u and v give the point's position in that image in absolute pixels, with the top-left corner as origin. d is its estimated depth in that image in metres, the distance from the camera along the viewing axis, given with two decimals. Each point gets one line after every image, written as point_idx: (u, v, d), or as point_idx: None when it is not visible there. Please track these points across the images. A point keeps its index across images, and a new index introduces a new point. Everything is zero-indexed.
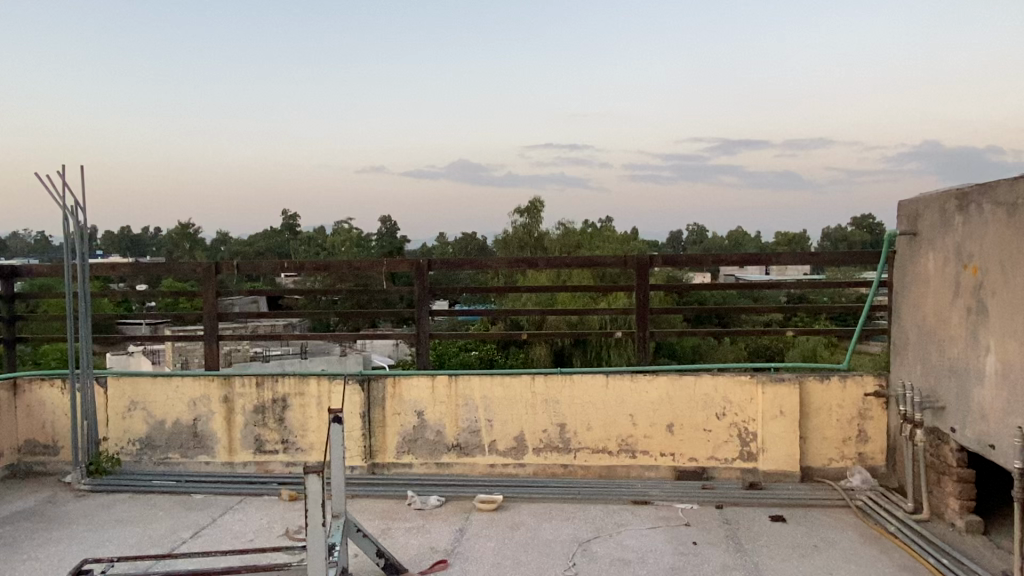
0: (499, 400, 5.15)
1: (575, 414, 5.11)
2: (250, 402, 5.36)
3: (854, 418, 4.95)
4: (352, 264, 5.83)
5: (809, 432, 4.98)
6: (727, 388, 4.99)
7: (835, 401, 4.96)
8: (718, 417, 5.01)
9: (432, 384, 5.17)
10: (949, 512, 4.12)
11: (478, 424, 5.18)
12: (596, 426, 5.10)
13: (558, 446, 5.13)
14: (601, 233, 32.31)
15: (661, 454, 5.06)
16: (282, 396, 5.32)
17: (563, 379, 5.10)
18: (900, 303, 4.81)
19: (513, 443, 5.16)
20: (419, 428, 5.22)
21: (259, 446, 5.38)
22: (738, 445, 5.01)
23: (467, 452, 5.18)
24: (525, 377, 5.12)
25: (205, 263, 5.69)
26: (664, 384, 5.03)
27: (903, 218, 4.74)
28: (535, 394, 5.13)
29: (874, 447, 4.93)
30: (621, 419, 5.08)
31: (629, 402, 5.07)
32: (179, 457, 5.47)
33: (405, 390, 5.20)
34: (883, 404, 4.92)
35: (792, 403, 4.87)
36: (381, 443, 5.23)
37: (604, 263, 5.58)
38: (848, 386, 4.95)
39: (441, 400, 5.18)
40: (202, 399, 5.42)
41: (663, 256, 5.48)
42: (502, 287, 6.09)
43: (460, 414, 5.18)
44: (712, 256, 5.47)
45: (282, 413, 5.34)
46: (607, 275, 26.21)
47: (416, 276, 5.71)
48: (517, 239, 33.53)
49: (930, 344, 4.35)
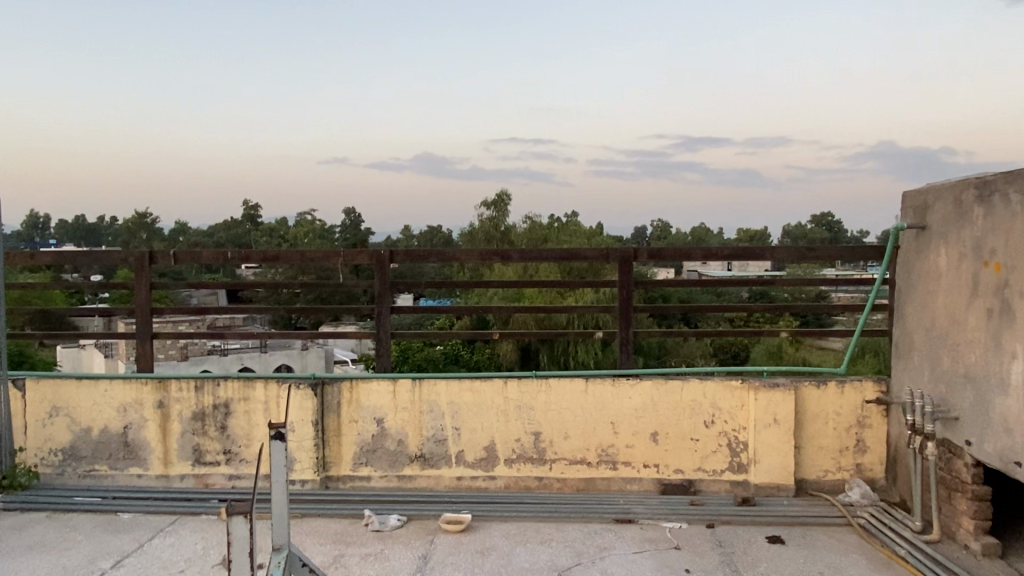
0: (467, 406, 4.67)
1: (551, 422, 4.65)
2: (188, 409, 4.80)
3: (851, 427, 4.58)
4: (306, 254, 5.25)
5: (804, 442, 4.59)
6: (716, 394, 4.58)
7: (832, 408, 4.58)
8: (706, 425, 4.59)
9: (393, 389, 4.67)
10: (962, 532, 3.76)
11: (444, 432, 4.68)
12: (574, 435, 4.64)
13: (532, 457, 4.67)
14: (568, 227, 31.96)
15: (644, 466, 4.63)
16: (224, 401, 4.77)
17: (539, 384, 4.63)
18: (904, 303, 4.44)
19: (483, 454, 4.68)
20: (379, 438, 4.70)
21: (198, 457, 4.82)
22: (727, 455, 4.60)
23: (432, 464, 4.69)
24: (497, 381, 4.65)
25: (138, 252, 5.03)
26: (650, 389, 4.61)
27: (909, 211, 4.37)
28: (507, 400, 4.66)
29: (872, 458, 4.57)
30: (601, 428, 4.64)
31: (611, 409, 4.63)
32: (107, 469, 4.89)
33: (364, 395, 4.69)
34: (883, 412, 4.56)
35: (787, 410, 4.47)
36: (336, 453, 4.71)
37: (584, 256, 5.06)
38: (846, 392, 4.57)
39: (404, 406, 4.68)
40: (134, 405, 4.84)
41: (648, 249, 4.99)
42: (471, 282, 5.57)
43: (425, 422, 4.68)
44: (702, 250, 4.95)
45: (223, 420, 4.78)
46: (574, 270, 26.02)
47: (377, 269, 5.15)
48: (484, 232, 32.99)
49: (941, 349, 3.98)
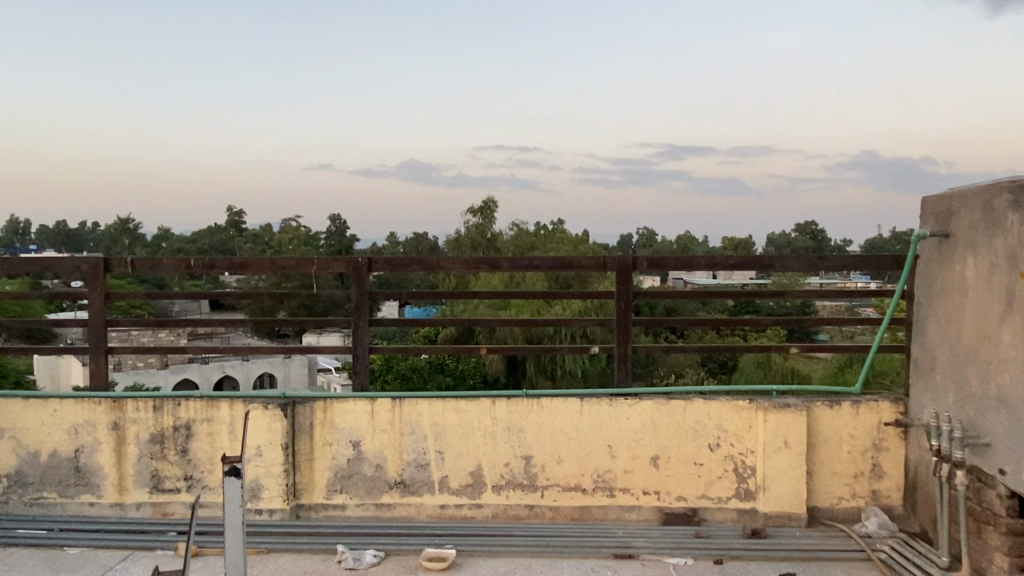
0: (452, 428, 4.28)
1: (543, 445, 4.28)
2: (146, 430, 4.40)
3: (867, 450, 4.25)
4: (274, 262, 4.72)
5: (816, 466, 4.25)
6: (722, 415, 4.23)
7: (846, 430, 4.24)
8: (710, 449, 4.24)
9: (371, 410, 4.29)
10: (994, 570, 3.42)
11: (426, 457, 4.30)
12: (568, 459, 4.27)
13: (522, 483, 4.29)
14: (555, 235, 31.63)
15: (644, 493, 4.27)
16: (185, 423, 4.37)
17: (529, 404, 4.27)
18: (925, 317, 4.12)
19: (468, 481, 4.30)
20: (355, 463, 4.31)
21: (156, 484, 4.41)
22: (734, 481, 4.25)
23: (413, 491, 4.30)
24: (484, 401, 4.27)
25: (92, 258, 4.58)
26: (650, 410, 4.25)
27: (931, 218, 4.05)
28: (495, 422, 4.28)
29: (889, 484, 4.25)
30: (598, 452, 4.27)
31: (609, 432, 4.26)
32: (56, 497, 4.46)
33: (339, 416, 4.30)
34: (900, 435, 4.23)
35: (798, 433, 4.13)
36: (308, 480, 4.32)
37: (579, 265, 4.64)
38: (861, 412, 4.23)
39: (383, 428, 4.29)
40: (86, 426, 4.42)
41: (649, 257, 4.56)
42: (457, 292, 5.17)
43: (405, 445, 4.30)
44: (706, 258, 4.56)
45: (184, 443, 4.38)
46: (561, 278, 25.74)
47: (354, 277, 4.74)
48: (470, 240, 32.59)
49: (969, 368, 3.65)
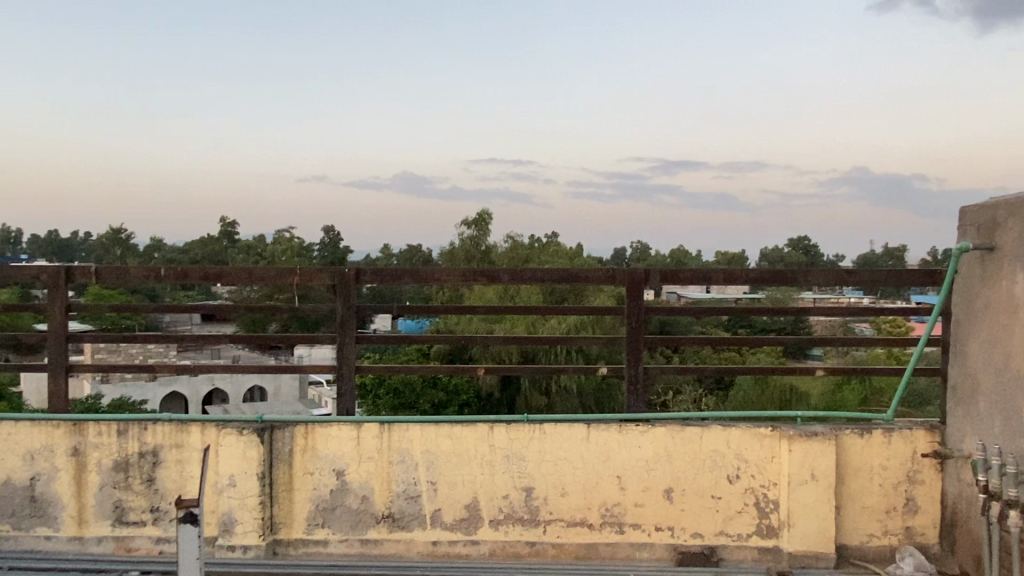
0: (446, 457, 3.90)
1: (546, 476, 3.89)
2: (109, 457, 4.00)
3: (899, 483, 3.89)
4: (253, 274, 4.31)
5: (845, 501, 3.87)
6: (742, 444, 3.86)
7: (876, 461, 3.88)
8: (729, 481, 3.87)
9: (357, 436, 3.91)
10: None
11: (417, 488, 3.91)
12: (574, 492, 3.89)
13: (522, 518, 3.90)
14: (550, 248, 31.31)
15: (656, 529, 3.88)
16: (152, 449, 3.98)
17: (531, 431, 3.90)
18: (964, 339, 3.76)
19: (463, 515, 3.91)
20: (339, 494, 3.92)
21: (119, 516, 4.00)
22: (754, 517, 3.87)
23: (402, 526, 3.90)
24: (481, 427, 3.90)
25: (52, 267, 4.19)
26: (663, 437, 3.88)
27: (971, 229, 3.71)
28: (493, 450, 3.90)
29: (924, 520, 3.88)
30: (605, 483, 3.89)
31: (617, 461, 3.88)
32: (8, 530, 4.04)
33: (322, 443, 3.92)
34: (936, 467, 3.87)
35: (826, 465, 3.76)
36: (286, 513, 3.92)
37: (586, 278, 4.26)
38: (893, 442, 3.88)
39: (369, 456, 3.91)
40: (43, 451, 4.02)
41: (661, 270, 4.16)
42: (452, 307, 4.78)
43: (394, 475, 3.91)
44: (725, 272, 4.17)
45: (151, 471, 3.98)
46: (556, 292, 25.48)
47: (340, 290, 4.33)
48: (464, 252, 32.21)
49: (1020, 394, 3.29)
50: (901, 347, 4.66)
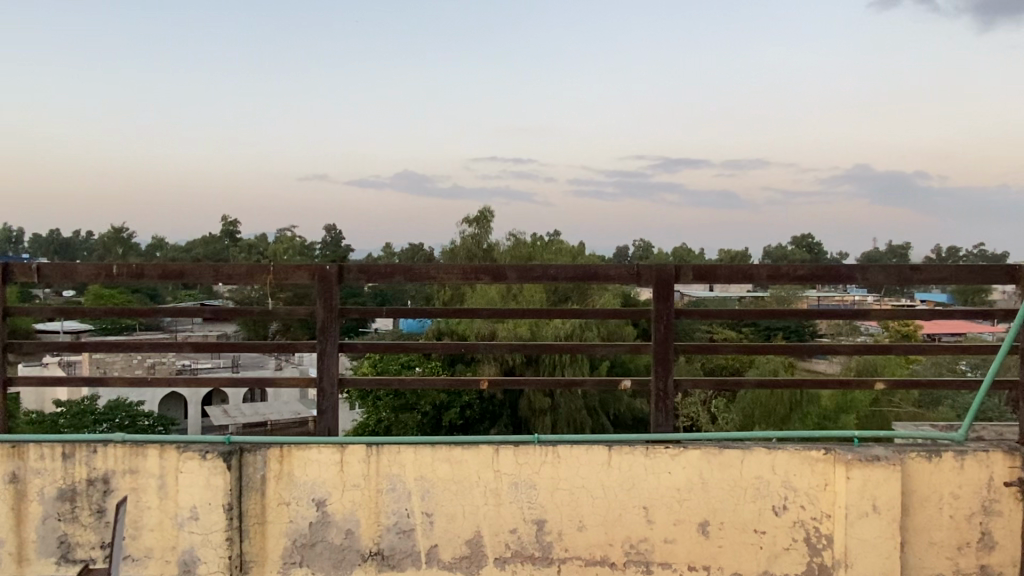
0: (445, 485, 3.35)
1: (560, 507, 3.34)
2: (54, 484, 3.45)
3: (974, 514, 3.32)
4: (220, 272, 3.73)
5: (911, 535, 3.31)
6: (791, 469, 3.31)
7: (947, 488, 3.32)
8: (774, 512, 3.31)
9: (340, 460, 3.36)
10: None
11: (411, 520, 3.34)
12: (593, 525, 3.33)
13: (532, 555, 3.34)
14: (552, 245, 30.73)
15: (690, 569, 3.32)
16: (104, 475, 3.43)
17: (543, 454, 3.34)
18: None
19: (464, 552, 3.34)
20: (319, 528, 3.35)
21: (65, 553, 3.45)
22: (805, 555, 3.30)
23: (393, 564, 3.34)
24: (485, 450, 3.35)
25: None
26: (697, 461, 3.32)
27: None
28: (499, 477, 3.35)
29: (1002, 558, 3.32)
30: (630, 515, 3.33)
31: (644, 489, 3.33)
32: None
33: (301, 468, 3.37)
34: (1016, 496, 3.31)
35: (890, 494, 3.20)
36: (258, 550, 3.35)
37: (606, 276, 3.68)
38: (965, 466, 3.32)
39: (355, 483, 3.36)
40: None
41: (695, 266, 3.59)
42: (453, 311, 4.19)
43: (384, 506, 3.35)
44: (769, 268, 3.58)
45: (102, 501, 3.43)
46: (560, 291, 24.99)
47: (320, 291, 3.75)
48: (465, 248, 31.62)
49: None
50: (973, 355, 4.05)
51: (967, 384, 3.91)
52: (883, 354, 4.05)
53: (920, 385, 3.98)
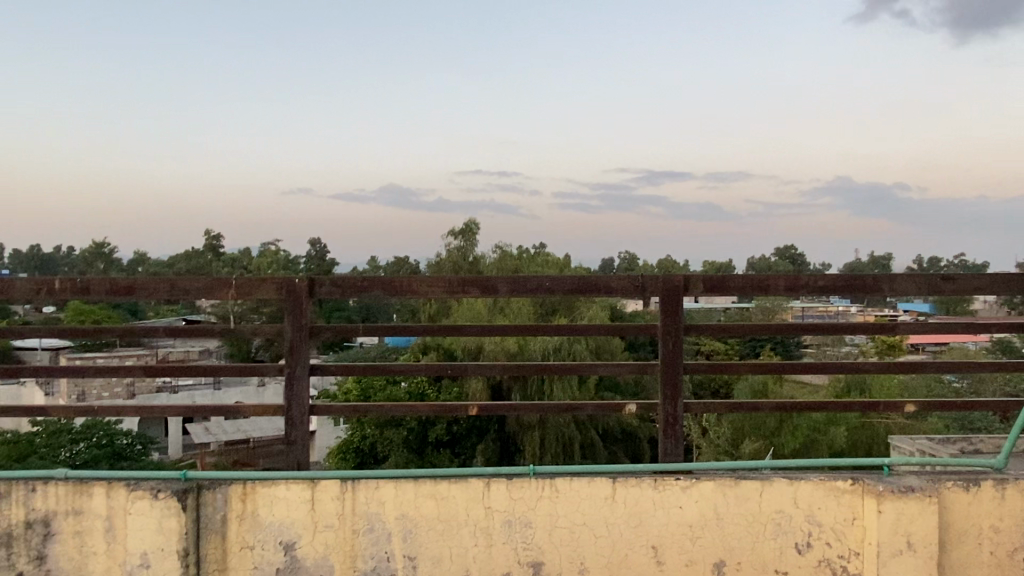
0: (429, 524, 2.98)
1: (559, 547, 2.98)
2: None
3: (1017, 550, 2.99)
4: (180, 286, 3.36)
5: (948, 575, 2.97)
6: (814, 502, 2.98)
7: (986, 521, 2.99)
8: (798, 550, 2.97)
9: (312, 497, 2.99)
10: None
11: (391, 565, 2.97)
12: (595, 569, 2.96)
13: None
14: (539, 257, 30.40)
15: None
16: (45, 517, 3.02)
17: (540, 488, 2.99)
18: None
19: None
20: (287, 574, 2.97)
21: None
22: None
23: None
24: (475, 484, 3.00)
25: None
26: (711, 494, 2.99)
27: None
28: (491, 515, 2.99)
29: None
30: (638, 556, 2.97)
31: (653, 527, 2.98)
32: None
33: (268, 507, 3.00)
34: None
35: (927, 529, 2.87)
36: None
37: (606, 288, 3.35)
38: (1006, 497, 2.99)
39: (328, 524, 2.98)
40: None
41: (706, 277, 3.26)
42: (439, 328, 3.83)
43: (361, 549, 2.97)
44: (787, 278, 3.27)
45: (42, 546, 3.02)
46: (547, 304, 24.64)
47: (290, 306, 3.39)
48: (451, 261, 31.20)
49: None
50: (1007, 373, 3.74)
51: (1000, 406, 3.60)
52: (907, 372, 3.73)
53: (950, 406, 3.66)
